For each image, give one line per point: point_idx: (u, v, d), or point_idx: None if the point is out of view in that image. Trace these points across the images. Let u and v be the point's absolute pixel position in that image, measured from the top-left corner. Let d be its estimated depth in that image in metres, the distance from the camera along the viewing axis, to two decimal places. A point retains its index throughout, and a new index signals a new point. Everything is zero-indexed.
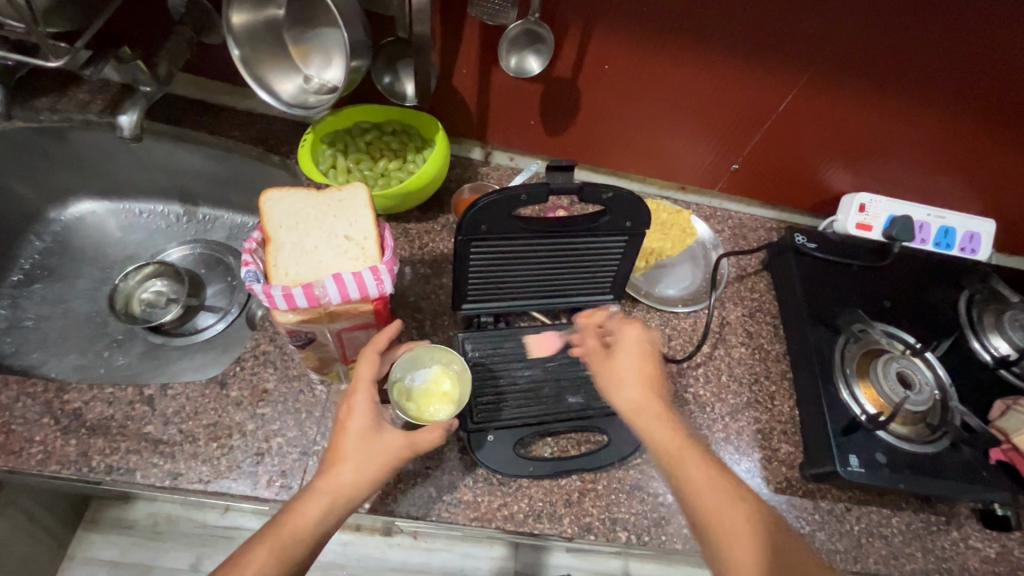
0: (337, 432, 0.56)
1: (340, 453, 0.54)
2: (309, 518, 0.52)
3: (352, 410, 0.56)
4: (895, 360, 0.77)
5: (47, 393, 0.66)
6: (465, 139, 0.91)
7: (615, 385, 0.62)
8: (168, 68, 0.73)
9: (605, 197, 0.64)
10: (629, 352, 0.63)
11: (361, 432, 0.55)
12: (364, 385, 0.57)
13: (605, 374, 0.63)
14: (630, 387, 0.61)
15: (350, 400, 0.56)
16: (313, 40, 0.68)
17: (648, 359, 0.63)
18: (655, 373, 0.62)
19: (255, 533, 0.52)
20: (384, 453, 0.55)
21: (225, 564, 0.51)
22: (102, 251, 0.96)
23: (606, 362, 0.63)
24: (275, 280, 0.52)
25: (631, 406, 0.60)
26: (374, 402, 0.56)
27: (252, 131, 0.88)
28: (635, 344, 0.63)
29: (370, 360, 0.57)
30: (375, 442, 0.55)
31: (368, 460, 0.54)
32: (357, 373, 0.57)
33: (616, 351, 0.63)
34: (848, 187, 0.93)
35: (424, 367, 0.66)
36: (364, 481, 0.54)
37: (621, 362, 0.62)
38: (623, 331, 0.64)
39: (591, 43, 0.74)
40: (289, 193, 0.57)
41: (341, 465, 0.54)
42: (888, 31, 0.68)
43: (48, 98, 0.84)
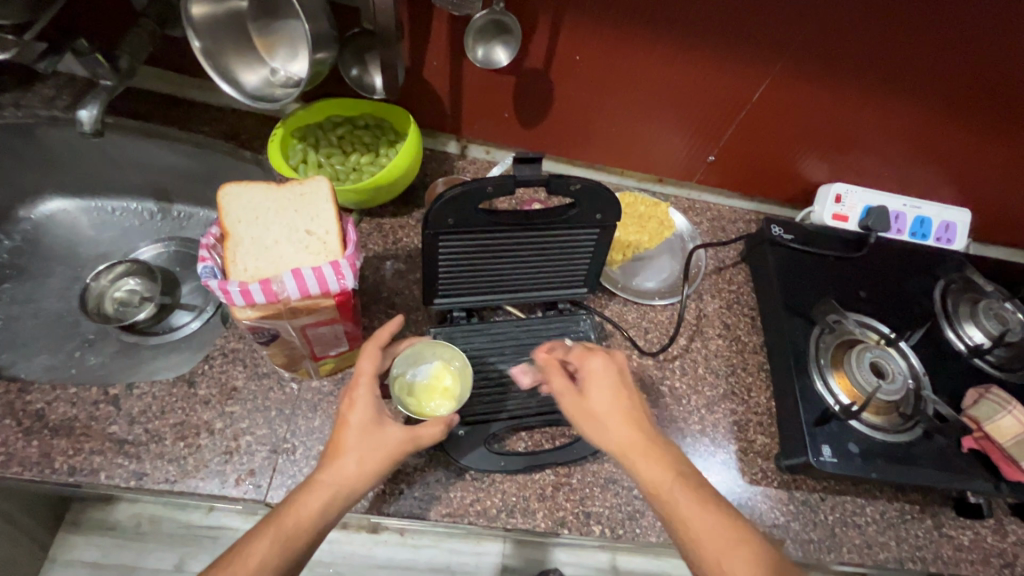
0: (338, 425, 0.56)
1: (342, 446, 0.54)
2: (310, 510, 0.51)
3: (354, 403, 0.56)
4: (868, 350, 0.77)
5: (9, 394, 0.65)
6: (439, 132, 0.90)
7: (595, 424, 0.57)
8: (130, 61, 0.71)
9: (573, 189, 0.63)
10: (602, 383, 0.59)
11: (362, 426, 0.55)
12: (365, 379, 0.57)
13: (581, 413, 0.58)
14: (610, 422, 0.57)
15: (351, 393, 0.56)
16: (278, 32, 0.67)
17: (621, 390, 0.59)
18: (630, 403, 0.59)
19: (256, 523, 0.51)
20: (384, 446, 0.55)
21: (224, 555, 0.50)
22: (73, 249, 0.94)
23: (581, 401, 0.59)
24: (233, 276, 0.51)
25: (616, 444, 0.56)
26: (375, 395, 0.56)
27: (222, 126, 0.87)
28: (606, 375, 0.60)
29: (371, 355, 0.58)
30: (376, 434, 0.55)
31: (370, 453, 0.54)
32: (358, 367, 0.58)
33: (591, 385, 0.59)
34: (825, 177, 0.93)
35: (425, 363, 0.66)
36: (365, 474, 0.53)
37: (596, 397, 0.58)
38: (590, 364, 0.60)
39: (561, 34, 0.73)
40: (249, 187, 0.56)
41: (343, 457, 0.53)
42: (857, 19, 0.67)
43: (11, 94, 0.82)
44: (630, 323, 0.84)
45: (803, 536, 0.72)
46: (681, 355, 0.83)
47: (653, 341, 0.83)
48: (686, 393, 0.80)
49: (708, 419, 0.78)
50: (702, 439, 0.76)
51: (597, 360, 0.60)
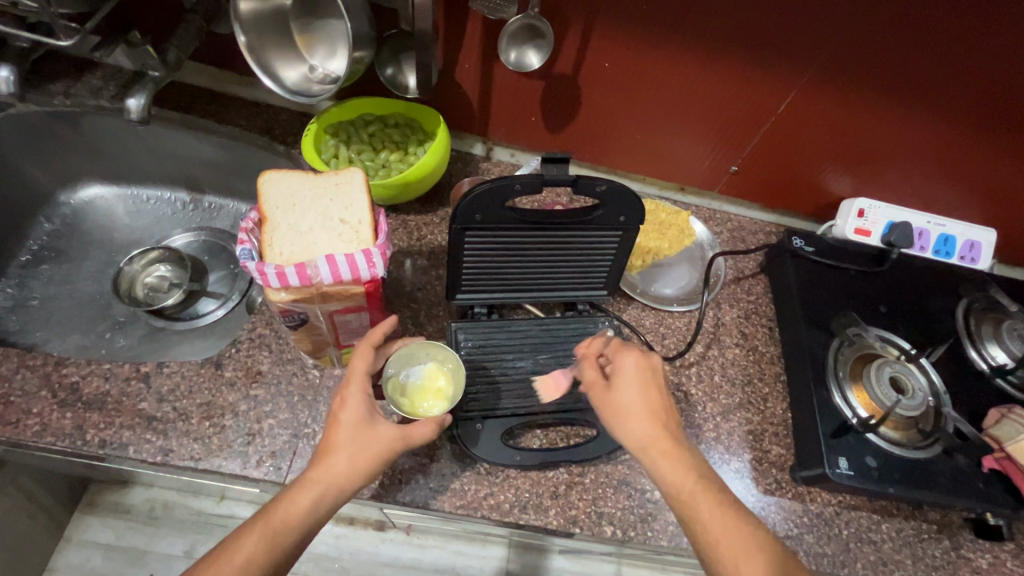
0: (329, 424, 0.56)
1: (331, 445, 0.54)
2: (298, 506, 0.51)
3: (345, 402, 0.56)
4: (887, 364, 0.76)
5: (46, 366, 0.67)
6: (467, 134, 0.92)
7: (618, 420, 0.58)
8: (178, 54, 0.75)
9: (599, 190, 0.64)
10: (631, 381, 0.59)
11: (353, 424, 0.55)
12: (357, 379, 0.56)
13: (606, 407, 0.59)
14: (633, 421, 0.57)
15: (343, 391, 0.56)
16: (318, 30, 0.70)
17: (648, 388, 0.59)
18: (657, 400, 0.59)
19: (246, 519, 0.52)
20: (374, 446, 0.54)
21: (212, 550, 0.50)
22: (109, 234, 0.97)
23: (606, 396, 0.60)
24: (269, 259, 0.53)
25: (634, 442, 0.57)
26: (367, 394, 0.56)
27: (259, 120, 0.90)
28: (636, 373, 0.59)
29: (363, 355, 0.58)
30: (365, 434, 0.54)
31: (359, 452, 0.54)
32: (351, 366, 0.57)
33: (618, 381, 0.60)
34: (848, 191, 0.93)
35: (419, 363, 0.65)
36: (355, 473, 0.53)
37: (622, 394, 0.59)
38: (620, 360, 0.60)
39: (592, 41, 0.75)
40: (287, 176, 0.58)
41: (333, 455, 0.53)
42: (886, 34, 0.68)
43: (62, 83, 0.86)
44: (648, 328, 0.85)
45: (816, 549, 0.71)
46: (697, 362, 0.83)
47: (670, 347, 0.83)
48: (701, 400, 0.80)
49: (723, 427, 0.78)
50: (716, 446, 0.77)
51: (629, 357, 0.60)
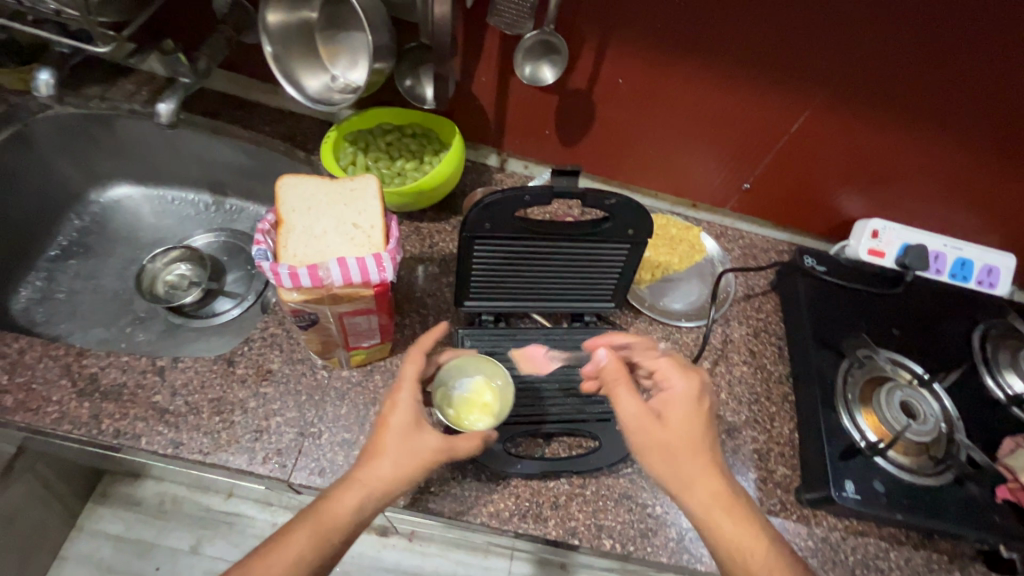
0: (378, 426, 0.57)
1: (379, 447, 0.56)
2: (345, 506, 0.53)
3: (395, 406, 0.57)
4: (898, 388, 0.75)
5: (68, 357, 0.70)
6: (482, 145, 0.94)
7: (670, 456, 0.55)
8: (207, 63, 0.78)
9: (608, 204, 0.65)
10: (685, 409, 0.58)
11: (402, 429, 0.56)
12: (408, 385, 0.59)
13: (657, 442, 0.56)
14: (686, 453, 0.56)
15: (394, 396, 0.58)
16: (341, 42, 0.73)
17: (700, 416, 0.58)
18: (709, 428, 0.58)
19: (294, 516, 0.54)
20: (421, 451, 0.56)
21: (264, 545, 0.52)
22: (133, 232, 1.01)
23: (659, 429, 0.56)
24: (283, 260, 0.55)
25: (685, 477, 0.55)
26: (416, 401, 0.58)
27: (281, 127, 0.92)
28: (688, 400, 0.58)
29: (415, 361, 0.60)
30: (413, 439, 0.56)
31: (405, 457, 0.55)
32: (402, 371, 0.60)
33: (668, 409, 0.58)
34: (863, 212, 0.92)
35: (468, 376, 0.67)
36: (401, 476, 0.55)
37: (675, 425, 0.57)
38: (675, 385, 0.59)
39: (606, 57, 0.76)
40: (304, 181, 0.60)
41: (381, 459, 0.55)
42: (901, 55, 0.68)
43: (98, 86, 0.90)
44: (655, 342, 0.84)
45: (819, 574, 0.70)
46: None
47: None
48: None
49: (728, 444, 0.78)
50: None
51: (683, 382, 0.59)
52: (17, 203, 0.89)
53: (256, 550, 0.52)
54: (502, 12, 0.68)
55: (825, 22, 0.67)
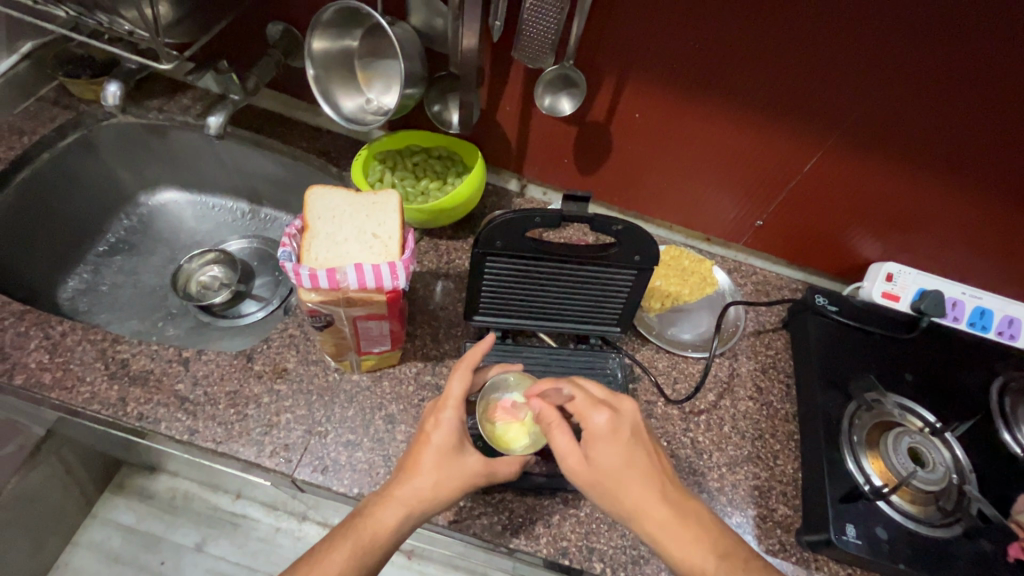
0: (418, 443, 0.60)
1: (419, 466, 0.58)
2: (385, 523, 0.56)
3: (438, 425, 0.60)
4: (907, 434, 0.74)
5: (104, 341, 0.75)
6: (503, 170, 0.98)
7: (604, 491, 0.58)
8: (257, 82, 0.85)
9: (616, 229, 0.67)
10: (606, 441, 0.59)
11: (442, 449, 0.59)
12: (453, 403, 0.61)
13: (586, 479, 0.58)
14: (615, 484, 0.57)
15: (438, 414, 0.61)
16: (377, 69, 0.79)
17: (626, 445, 0.59)
18: (635, 456, 0.59)
19: (333, 532, 0.56)
20: (461, 472, 0.59)
21: (306, 558, 0.55)
22: (175, 234, 1.08)
23: (586, 465, 0.58)
24: (306, 262, 0.59)
25: (622, 507, 0.57)
26: (460, 420, 0.61)
27: (318, 143, 0.99)
28: (612, 432, 0.59)
29: (461, 380, 0.61)
30: (455, 460, 0.59)
31: (445, 478, 0.58)
32: (448, 388, 0.61)
33: (594, 444, 0.59)
34: (878, 255, 0.92)
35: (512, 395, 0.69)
36: (439, 496, 0.58)
37: (599, 459, 0.58)
38: (592, 421, 0.60)
39: (624, 93, 0.80)
40: (332, 192, 0.65)
41: (422, 477, 0.58)
42: (911, 102, 0.71)
43: (158, 99, 0.98)
44: (659, 370, 0.85)
45: None
46: (707, 410, 0.83)
47: (680, 391, 0.84)
48: (707, 448, 0.79)
49: (728, 478, 0.77)
50: (719, 497, 0.75)
51: (600, 416, 0.60)
52: (75, 201, 0.97)
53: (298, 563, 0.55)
54: (526, 48, 0.74)
55: (836, 69, 0.70)
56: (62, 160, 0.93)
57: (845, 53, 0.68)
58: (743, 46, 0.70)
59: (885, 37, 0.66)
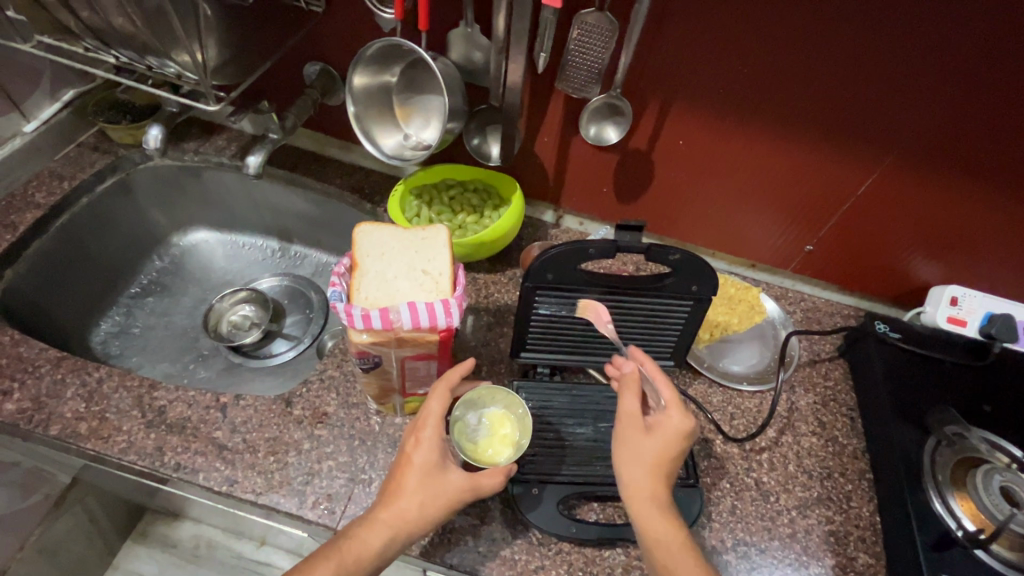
0: (401, 463, 0.56)
1: (402, 487, 0.55)
2: (370, 547, 0.53)
3: (419, 444, 0.56)
4: (997, 472, 0.67)
5: (141, 388, 0.72)
6: (539, 202, 0.96)
7: (633, 462, 0.57)
8: (294, 120, 0.85)
9: (672, 258, 0.65)
10: (671, 437, 0.57)
11: (425, 468, 0.55)
12: (433, 421, 0.57)
13: (629, 442, 0.57)
14: (642, 466, 0.56)
15: (418, 433, 0.57)
16: (417, 105, 0.78)
17: (676, 451, 0.57)
18: (673, 462, 0.58)
19: (319, 551, 0.55)
20: (446, 492, 0.55)
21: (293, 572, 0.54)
22: (206, 274, 1.06)
23: (636, 435, 0.57)
24: (356, 302, 0.57)
25: (633, 485, 0.56)
26: (440, 438, 0.57)
27: (351, 180, 0.98)
28: (677, 435, 0.57)
29: (440, 397, 0.57)
30: (439, 479, 0.55)
31: (431, 498, 0.54)
32: (428, 407, 0.57)
33: (656, 428, 0.57)
34: (939, 278, 0.88)
35: (486, 409, 0.64)
36: (426, 519, 0.54)
37: (652, 441, 0.57)
38: (672, 417, 0.57)
39: (667, 120, 0.79)
40: (378, 228, 0.63)
41: (405, 498, 0.54)
42: (971, 119, 0.68)
43: (194, 142, 0.99)
44: (715, 406, 0.80)
45: None
46: (769, 447, 0.77)
47: (739, 428, 0.79)
48: (774, 490, 0.73)
49: (800, 524, 0.71)
50: (792, 545, 0.69)
51: (680, 417, 0.57)
52: (111, 243, 0.97)
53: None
54: (569, 79, 0.73)
55: (894, 88, 0.68)
56: (100, 203, 0.94)
57: (903, 72, 0.66)
58: (794, 69, 0.69)
59: (943, 55, 0.64)
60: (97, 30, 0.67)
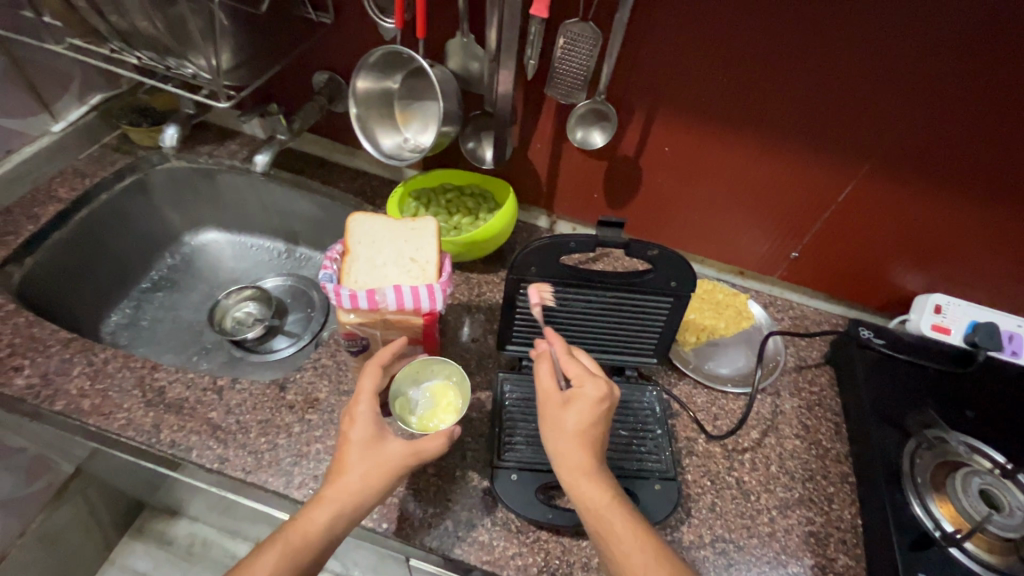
0: (340, 444, 0.56)
1: (344, 464, 0.54)
2: (316, 525, 0.52)
3: (354, 421, 0.56)
4: (976, 474, 0.68)
5: (143, 369, 0.76)
6: (533, 207, 1.00)
7: (556, 436, 0.57)
8: (301, 124, 0.90)
9: (651, 254, 0.67)
10: (586, 409, 0.57)
11: (364, 442, 0.55)
12: (365, 398, 0.57)
13: (550, 416, 0.58)
14: (568, 442, 0.56)
15: (352, 410, 0.57)
16: (416, 110, 0.83)
17: (597, 422, 0.57)
18: (596, 434, 0.58)
19: (264, 540, 0.53)
20: (386, 462, 0.54)
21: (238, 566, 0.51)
22: (214, 271, 1.11)
23: (555, 412, 0.57)
24: (346, 284, 0.60)
25: (565, 461, 0.56)
26: (376, 413, 0.57)
27: (354, 184, 1.03)
28: (592, 404, 0.57)
29: (371, 374, 0.58)
30: (377, 452, 0.55)
31: (372, 470, 0.54)
32: (359, 385, 0.58)
33: (571, 402, 0.58)
34: (923, 287, 0.89)
35: (426, 381, 0.66)
36: (369, 491, 0.53)
37: (570, 413, 0.57)
38: (584, 387, 0.58)
39: (652, 128, 0.82)
40: (370, 217, 0.67)
41: (346, 474, 0.53)
42: (940, 129, 0.71)
43: (208, 145, 1.05)
44: (698, 406, 0.82)
45: None
46: (752, 448, 0.78)
47: (721, 428, 0.79)
48: (755, 489, 0.74)
49: (779, 523, 0.71)
50: (771, 544, 0.70)
51: (592, 387, 0.58)
52: (125, 238, 1.02)
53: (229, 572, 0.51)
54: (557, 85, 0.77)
55: (865, 98, 0.71)
56: (118, 200, 0.99)
57: (874, 82, 0.70)
58: (771, 78, 0.72)
59: (912, 67, 0.67)
60: (124, 33, 0.74)
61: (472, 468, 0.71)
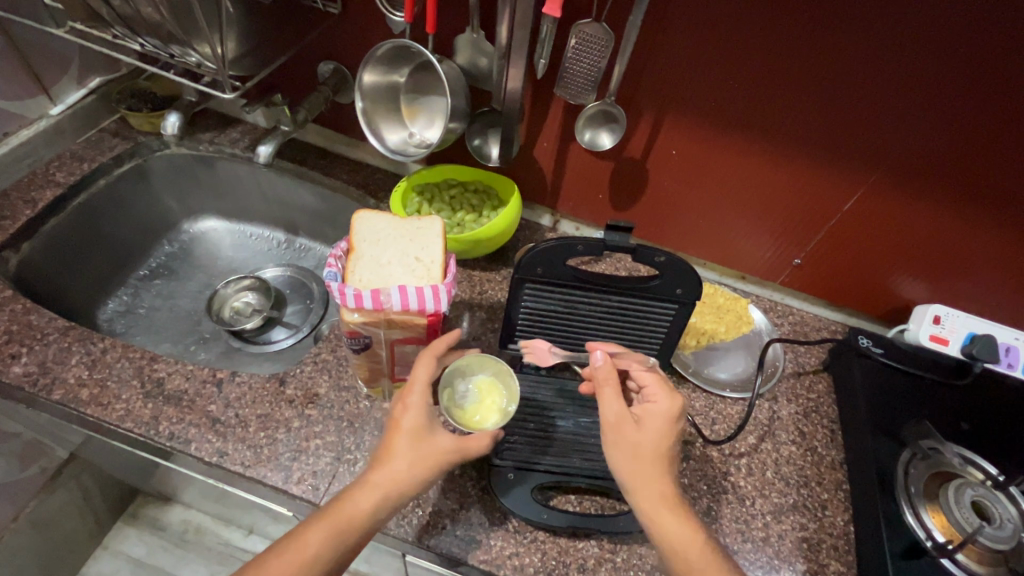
0: (388, 429, 0.56)
1: (392, 450, 0.54)
2: (361, 507, 0.52)
3: (408, 408, 0.55)
4: (969, 486, 0.69)
5: (142, 360, 0.75)
6: (537, 205, 0.99)
7: (634, 456, 0.55)
8: (305, 114, 0.89)
9: (658, 260, 0.67)
10: (662, 424, 0.57)
11: (413, 431, 0.54)
12: (420, 387, 0.57)
13: (627, 437, 0.56)
14: (648, 463, 0.55)
15: (405, 398, 0.56)
16: (422, 105, 0.82)
17: (669, 437, 0.58)
18: (670, 451, 0.57)
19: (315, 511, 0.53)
20: (433, 454, 0.54)
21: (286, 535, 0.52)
22: (212, 260, 1.10)
23: (629, 432, 0.56)
24: (350, 283, 0.60)
25: (642, 483, 0.54)
26: (428, 403, 0.56)
27: (357, 176, 1.01)
28: (668, 420, 0.58)
29: (426, 365, 0.58)
30: (425, 442, 0.54)
31: (421, 459, 0.53)
32: (413, 375, 0.57)
33: (645, 420, 0.58)
34: (923, 298, 0.90)
35: (474, 376, 0.65)
36: (413, 480, 0.53)
37: (646, 430, 0.57)
38: (657, 403, 0.59)
39: (660, 130, 0.82)
40: (376, 215, 0.66)
41: (394, 460, 0.53)
42: (948, 142, 0.71)
43: (210, 133, 1.03)
44: (697, 410, 0.82)
45: None
46: (748, 453, 0.79)
47: (718, 432, 0.80)
48: (751, 495, 0.74)
49: (774, 529, 0.72)
50: (764, 549, 0.70)
51: (665, 401, 0.59)
52: (124, 226, 1.01)
53: (278, 540, 0.51)
54: (568, 85, 0.77)
55: (874, 108, 0.71)
56: (116, 187, 0.98)
57: (882, 94, 0.69)
58: (781, 86, 0.72)
59: (922, 79, 0.67)
60: (127, 18, 0.72)
61: (471, 467, 0.71)
